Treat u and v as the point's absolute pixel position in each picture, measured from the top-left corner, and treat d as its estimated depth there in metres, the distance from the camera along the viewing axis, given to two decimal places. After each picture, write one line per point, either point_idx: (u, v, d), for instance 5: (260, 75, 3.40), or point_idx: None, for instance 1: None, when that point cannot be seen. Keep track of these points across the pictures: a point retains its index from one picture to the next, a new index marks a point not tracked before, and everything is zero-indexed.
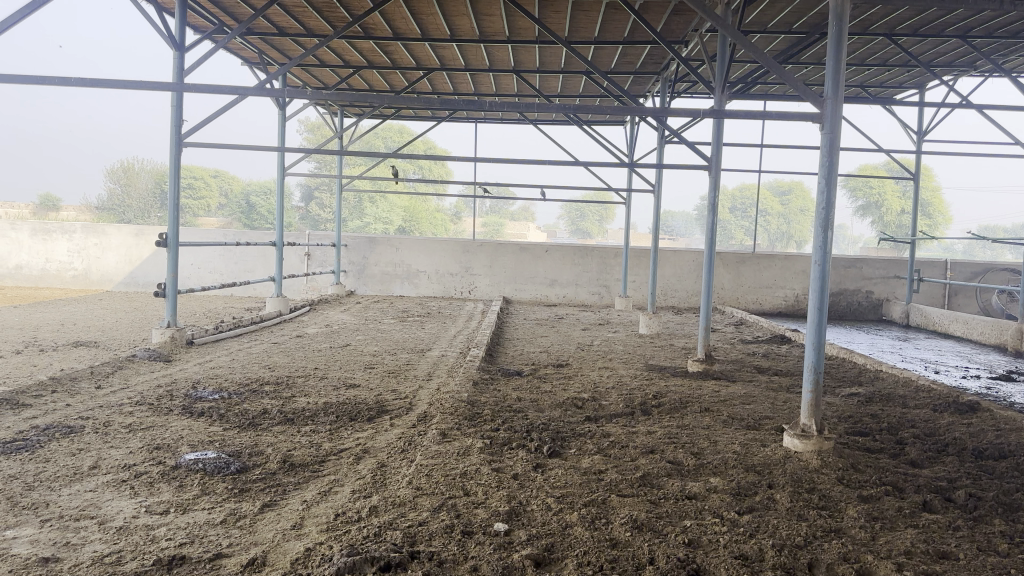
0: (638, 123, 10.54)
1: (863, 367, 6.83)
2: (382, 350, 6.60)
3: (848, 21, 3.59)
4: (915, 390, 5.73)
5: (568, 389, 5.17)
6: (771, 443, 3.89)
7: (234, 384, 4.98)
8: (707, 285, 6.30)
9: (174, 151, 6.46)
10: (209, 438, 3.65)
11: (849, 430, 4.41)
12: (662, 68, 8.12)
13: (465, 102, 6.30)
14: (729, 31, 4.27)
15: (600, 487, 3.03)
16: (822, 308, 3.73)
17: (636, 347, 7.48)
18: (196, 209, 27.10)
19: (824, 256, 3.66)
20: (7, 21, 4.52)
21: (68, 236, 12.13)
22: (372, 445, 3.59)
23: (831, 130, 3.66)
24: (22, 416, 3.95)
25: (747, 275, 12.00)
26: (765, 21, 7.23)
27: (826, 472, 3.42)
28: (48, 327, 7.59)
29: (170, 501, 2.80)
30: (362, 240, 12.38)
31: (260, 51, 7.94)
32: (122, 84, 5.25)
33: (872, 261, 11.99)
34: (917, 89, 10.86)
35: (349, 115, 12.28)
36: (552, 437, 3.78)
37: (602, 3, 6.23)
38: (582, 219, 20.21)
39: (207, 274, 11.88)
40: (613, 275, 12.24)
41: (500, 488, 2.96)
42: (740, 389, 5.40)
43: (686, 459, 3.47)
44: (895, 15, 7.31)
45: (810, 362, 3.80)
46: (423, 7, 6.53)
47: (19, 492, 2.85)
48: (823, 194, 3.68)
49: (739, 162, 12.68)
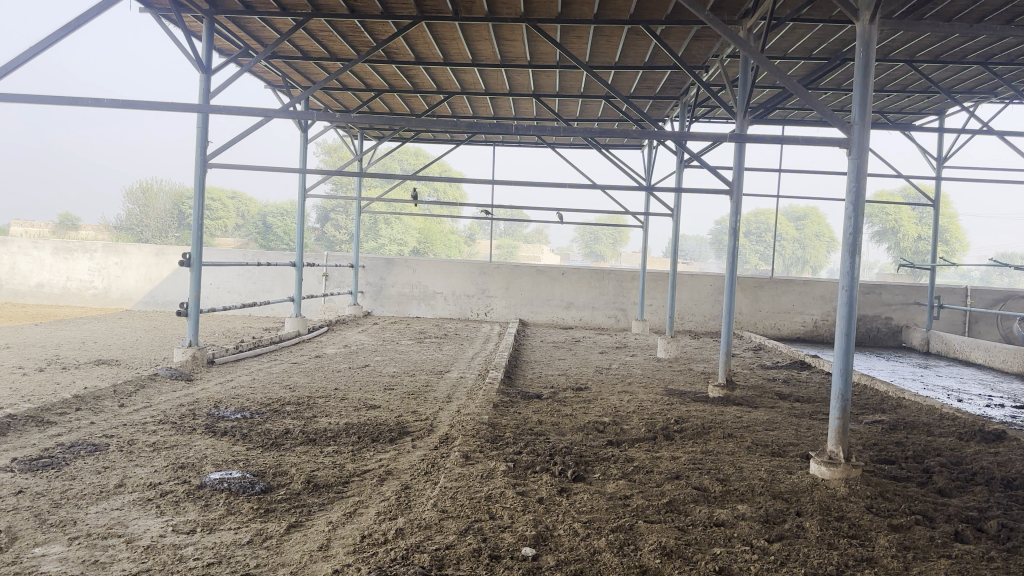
0: (657, 147, 10.57)
1: (885, 394, 6.76)
2: (401, 371, 6.58)
3: (876, 46, 3.60)
4: (939, 418, 5.66)
5: (589, 413, 5.13)
6: (796, 469, 3.85)
7: (256, 404, 4.98)
8: (728, 310, 6.26)
9: (198, 171, 6.54)
10: (233, 458, 3.65)
11: (874, 457, 4.36)
12: (682, 92, 8.16)
13: (486, 125, 6.34)
14: (754, 56, 4.28)
15: (627, 513, 3.00)
16: (849, 335, 3.70)
17: (656, 372, 7.44)
18: (214, 229, 27.36)
19: (851, 283, 3.64)
20: (43, 41, 4.59)
21: (89, 255, 12.25)
22: (395, 467, 3.58)
23: (859, 156, 3.65)
24: (47, 433, 3.97)
25: (765, 299, 11.95)
26: (785, 47, 7.26)
27: (854, 500, 3.38)
28: (71, 345, 7.65)
29: (196, 520, 2.80)
30: (380, 261, 12.45)
31: (285, 75, 8.03)
32: (153, 105, 5.30)
33: (891, 286, 11.91)
34: (937, 115, 10.85)
35: (368, 137, 12.38)
36: (576, 461, 3.76)
37: (625, 29, 6.28)
38: (597, 242, 20.21)
39: (226, 294, 11.96)
40: (630, 299, 12.20)
41: (526, 512, 2.94)
42: (762, 415, 5.36)
43: (713, 486, 3.44)
44: (916, 42, 7.33)
45: (838, 389, 3.77)
46: (447, 32, 6.60)
47: (47, 509, 2.85)
48: (850, 220, 3.67)
49: (757, 186, 12.66)
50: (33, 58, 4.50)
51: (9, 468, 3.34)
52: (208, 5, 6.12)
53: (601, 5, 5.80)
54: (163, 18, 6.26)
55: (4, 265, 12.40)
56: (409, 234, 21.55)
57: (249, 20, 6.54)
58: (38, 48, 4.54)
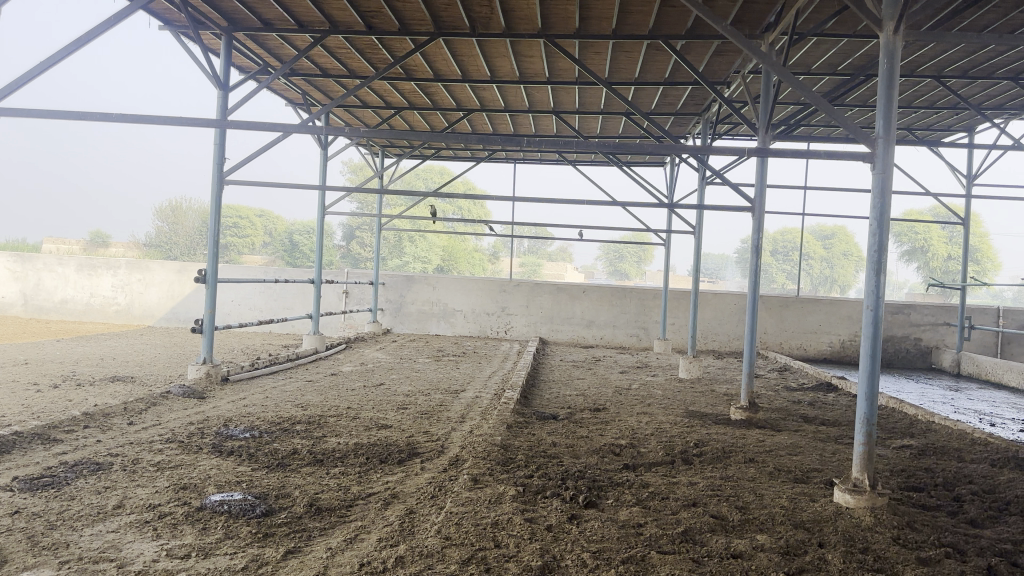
0: (679, 164, 10.43)
1: (914, 417, 6.54)
2: (416, 391, 6.47)
3: (900, 58, 3.48)
4: (971, 444, 5.45)
5: (605, 435, 5.00)
6: (819, 497, 3.69)
7: (266, 423, 4.89)
8: (751, 330, 6.06)
9: (215, 187, 6.50)
10: (236, 479, 3.57)
11: (902, 485, 4.18)
12: (703, 108, 8.05)
13: (505, 141, 6.25)
14: (777, 70, 4.17)
15: (639, 543, 2.87)
16: (874, 357, 3.55)
17: (676, 393, 7.27)
18: (241, 247, 27.61)
19: (876, 302, 3.49)
20: (57, 55, 4.53)
21: (112, 272, 12.35)
22: (401, 490, 3.47)
23: (883, 171, 3.52)
24: (51, 451, 3.93)
25: (790, 319, 11.73)
26: (810, 62, 7.13)
27: (880, 531, 3.21)
28: (88, 361, 7.65)
29: (192, 545, 2.71)
30: (400, 279, 12.43)
31: (304, 92, 8.05)
32: (163, 121, 5.23)
33: (920, 306, 11.63)
34: (967, 131, 10.63)
35: (389, 156, 12.38)
36: (589, 486, 3.63)
37: (644, 44, 6.18)
38: (621, 261, 19.83)
39: (246, 311, 11.99)
40: (652, 317, 12.02)
41: (533, 541, 2.82)
42: (786, 439, 5.19)
43: (732, 514, 3.29)
44: (944, 56, 7.18)
45: (863, 413, 3.60)
46: (464, 49, 6.57)
47: (41, 531, 2.79)
48: (874, 237, 3.53)
49: (781, 204, 12.47)
50: (42, 73, 4.44)
51: (9, 487, 3.28)
52: (226, 22, 6.10)
53: (620, 21, 5.72)
54: (181, 33, 6.27)
55: (30, 282, 12.52)
56: (432, 252, 21.63)
57: (268, 37, 6.56)
58: (48, 63, 4.48)
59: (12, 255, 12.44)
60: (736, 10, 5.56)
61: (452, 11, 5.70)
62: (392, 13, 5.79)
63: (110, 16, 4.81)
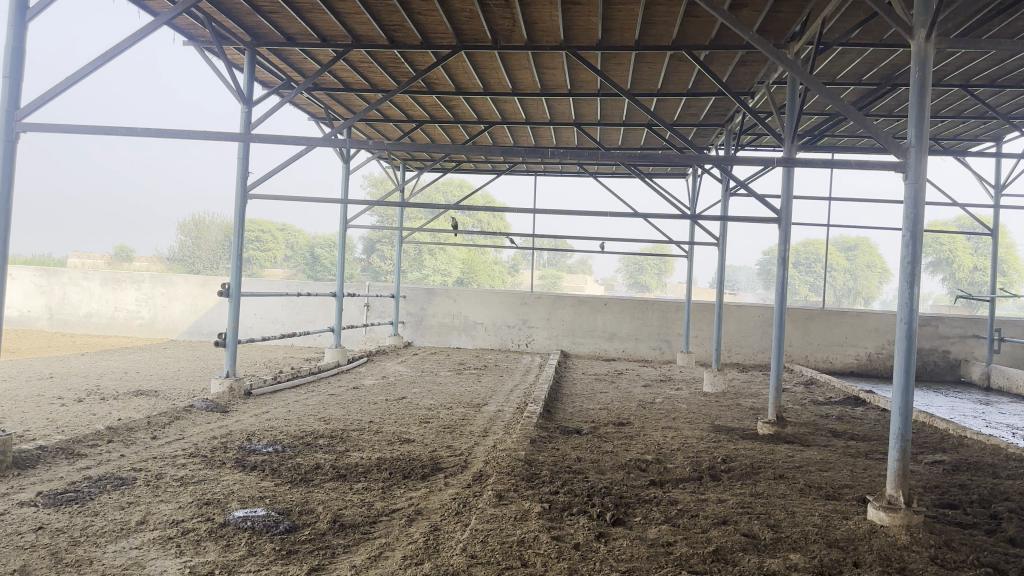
0: (701, 175, 10.35)
1: (944, 431, 6.40)
2: (437, 404, 6.43)
3: (932, 67, 3.41)
4: (1005, 459, 5.32)
5: (630, 450, 4.93)
6: (852, 515, 3.59)
7: (289, 437, 4.88)
8: (778, 343, 5.94)
9: (237, 202, 6.51)
10: (260, 494, 3.54)
11: (936, 502, 4.07)
12: (727, 119, 7.99)
13: (527, 152, 6.20)
14: (805, 78, 4.11)
15: (669, 563, 2.80)
16: (908, 371, 3.45)
17: (700, 406, 7.19)
18: (263, 260, 27.85)
19: (910, 314, 3.40)
20: (81, 70, 4.54)
21: (136, 285, 12.44)
22: (425, 506, 3.43)
23: (915, 180, 3.45)
24: (76, 466, 3.92)
25: (816, 331, 11.58)
26: (835, 72, 7.05)
27: (917, 550, 3.12)
28: (112, 374, 7.69)
29: (215, 562, 2.68)
30: (420, 291, 12.43)
31: (326, 105, 8.09)
32: (188, 135, 5.23)
33: (948, 318, 11.42)
34: (995, 140, 10.47)
35: (410, 169, 12.40)
36: (616, 503, 3.56)
37: (667, 55, 6.14)
38: (641, 272, 19.75)
39: (269, 324, 12.04)
40: (675, 330, 11.90)
41: (561, 559, 2.76)
42: (816, 454, 5.08)
43: (763, 533, 3.21)
44: (972, 65, 7.08)
45: (897, 428, 3.52)
46: (486, 61, 6.55)
47: (65, 547, 2.77)
48: (907, 248, 3.45)
49: (805, 215, 12.32)
50: (67, 88, 4.45)
51: (34, 502, 3.27)
52: (249, 37, 6.13)
53: (643, 31, 5.68)
54: (206, 49, 6.31)
55: (56, 296, 12.65)
56: (451, 264, 21.71)
57: (291, 52, 6.60)
58: (74, 78, 4.50)
59: (38, 269, 12.55)
60: (761, 20, 5.51)
61: (475, 24, 5.68)
62: (415, 27, 5.79)
63: (133, 32, 4.82)
